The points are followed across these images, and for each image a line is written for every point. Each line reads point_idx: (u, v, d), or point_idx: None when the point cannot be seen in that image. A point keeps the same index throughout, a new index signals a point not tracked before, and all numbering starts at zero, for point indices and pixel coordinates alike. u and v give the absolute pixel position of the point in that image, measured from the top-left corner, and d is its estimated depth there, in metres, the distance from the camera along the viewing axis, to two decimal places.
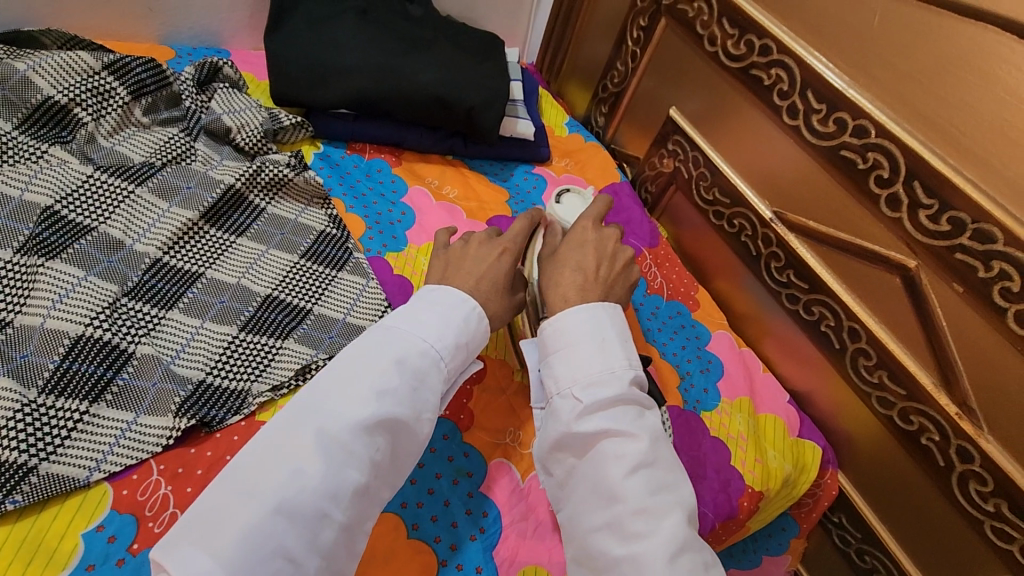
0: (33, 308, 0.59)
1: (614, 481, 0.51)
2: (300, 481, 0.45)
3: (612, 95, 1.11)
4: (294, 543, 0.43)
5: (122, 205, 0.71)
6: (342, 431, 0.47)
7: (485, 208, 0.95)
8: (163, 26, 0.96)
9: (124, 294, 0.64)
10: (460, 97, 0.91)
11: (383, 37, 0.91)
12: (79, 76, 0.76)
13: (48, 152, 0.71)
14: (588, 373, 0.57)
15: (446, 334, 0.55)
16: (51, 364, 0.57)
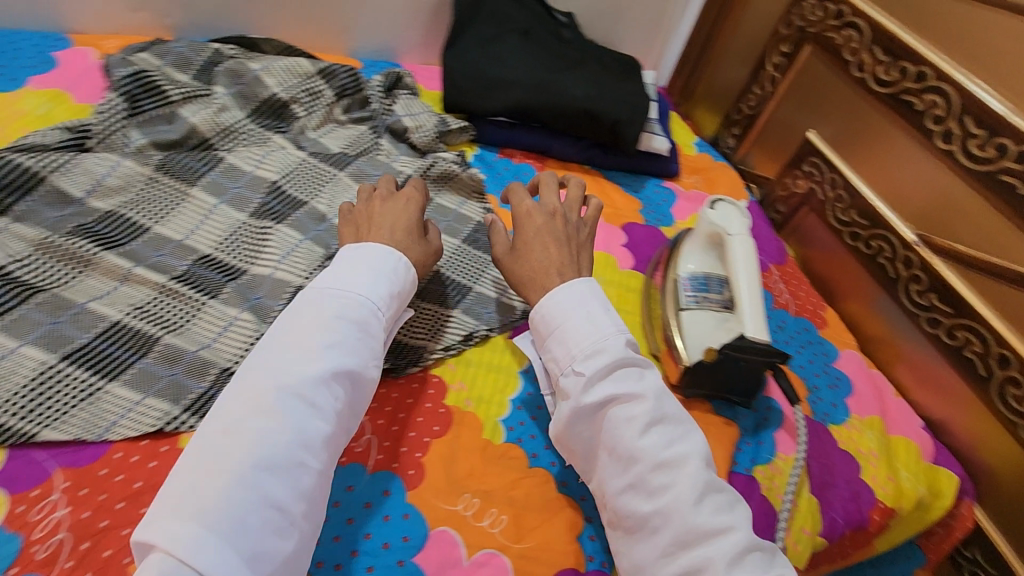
0: (265, 261, 0.73)
1: (630, 443, 0.57)
2: (271, 440, 0.48)
3: (746, 118, 1.15)
4: (284, 490, 0.47)
5: (329, 184, 0.83)
6: (300, 387, 0.51)
7: (620, 214, 1.02)
8: (352, 41, 1.09)
9: (330, 257, 0.76)
10: (607, 111, 0.99)
11: (542, 55, 1.01)
12: (299, 78, 0.90)
13: (273, 138, 0.86)
14: (582, 347, 0.62)
15: (379, 285, 0.60)
16: (278, 306, 0.69)
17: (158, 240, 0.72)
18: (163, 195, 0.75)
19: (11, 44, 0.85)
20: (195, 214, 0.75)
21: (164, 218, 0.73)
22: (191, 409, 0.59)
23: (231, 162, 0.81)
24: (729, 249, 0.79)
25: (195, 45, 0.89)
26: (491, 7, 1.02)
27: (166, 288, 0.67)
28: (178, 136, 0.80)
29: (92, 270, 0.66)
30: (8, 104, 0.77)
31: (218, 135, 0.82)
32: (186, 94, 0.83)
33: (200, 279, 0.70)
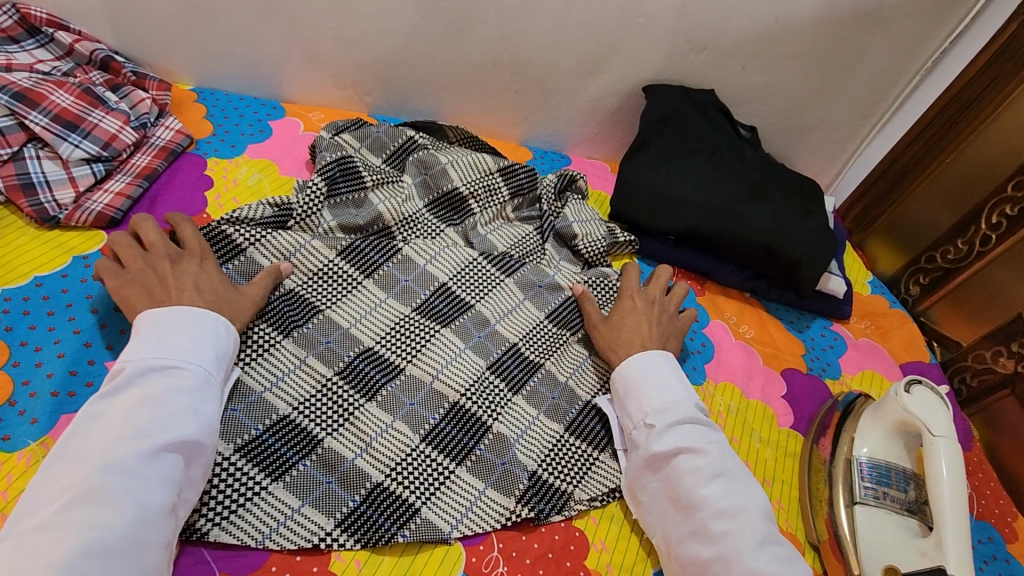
0: (424, 366, 0.72)
1: (693, 490, 0.62)
2: (101, 524, 0.47)
3: (940, 270, 1.05)
4: (117, 574, 0.46)
5: (495, 289, 0.82)
6: (124, 463, 0.50)
7: (781, 356, 0.93)
8: (527, 131, 1.11)
9: (488, 369, 0.75)
10: (787, 250, 0.92)
11: (724, 179, 0.97)
12: (481, 174, 0.91)
13: (445, 232, 0.86)
14: (657, 404, 0.69)
15: (204, 349, 0.59)
16: (431, 420, 0.68)
17: (329, 325, 0.72)
18: (340, 279, 0.76)
19: (235, 110, 0.93)
20: (366, 303, 0.75)
21: (337, 303, 0.74)
22: (341, 525, 0.59)
23: (406, 253, 0.81)
24: (928, 452, 0.69)
25: (392, 129, 0.93)
26: (682, 123, 1.00)
27: (331, 384, 0.67)
28: (364, 222, 0.82)
29: (274, 354, 0.68)
30: (225, 172, 0.84)
31: (399, 224, 0.84)
32: (378, 179, 0.86)
33: (362, 377, 0.69)
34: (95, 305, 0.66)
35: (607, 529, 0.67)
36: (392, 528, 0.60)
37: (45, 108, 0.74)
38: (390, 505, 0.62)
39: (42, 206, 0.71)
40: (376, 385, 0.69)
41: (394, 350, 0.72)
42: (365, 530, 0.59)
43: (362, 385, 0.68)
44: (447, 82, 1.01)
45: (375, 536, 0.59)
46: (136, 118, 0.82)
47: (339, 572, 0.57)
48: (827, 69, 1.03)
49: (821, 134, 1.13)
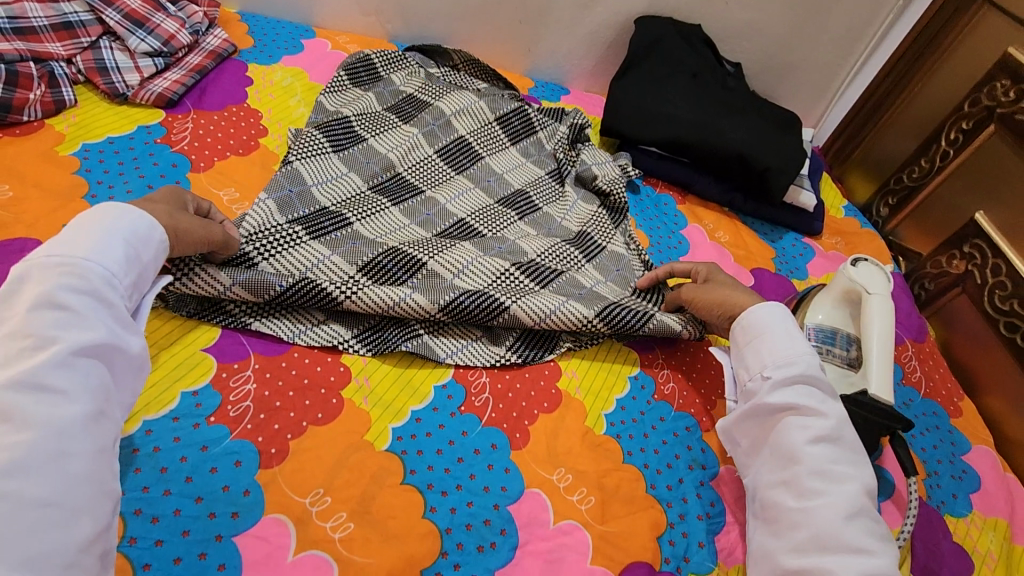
0: (446, 265, 0.77)
1: (798, 446, 0.64)
2: (11, 442, 0.43)
3: (906, 189, 1.13)
4: (42, 484, 0.43)
5: (510, 228, 0.88)
6: (30, 375, 0.45)
7: (752, 259, 1.04)
8: (531, 63, 1.22)
9: (511, 267, 0.80)
10: (759, 159, 1.02)
11: (705, 99, 1.07)
12: (480, 124, 0.99)
13: (456, 178, 0.92)
14: (778, 357, 0.69)
15: (110, 252, 0.54)
16: (450, 296, 0.72)
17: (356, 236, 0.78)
18: (370, 203, 0.83)
19: (273, 30, 1.07)
20: (393, 223, 0.82)
21: (365, 219, 0.81)
22: (357, 336, 0.70)
23: (428, 194, 0.88)
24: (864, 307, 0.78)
25: (405, 75, 1.01)
26: (667, 49, 1.10)
27: (354, 278, 0.71)
28: (376, 168, 0.88)
29: (300, 249, 0.73)
30: (264, 74, 0.97)
31: (408, 167, 0.90)
32: (372, 131, 0.92)
33: (383, 270, 0.74)
34: (157, 160, 0.79)
35: (579, 363, 0.78)
36: (397, 341, 0.70)
37: (118, 7, 0.89)
38: (400, 328, 0.72)
39: (114, 84, 0.85)
40: (398, 279, 0.74)
41: (418, 249, 0.78)
42: (376, 341, 0.70)
43: (384, 278, 0.74)
44: (460, 13, 1.14)
45: (382, 345, 0.70)
46: (191, 26, 0.95)
47: (349, 364, 0.68)
48: (806, 4, 1.13)
49: (804, 72, 1.23)
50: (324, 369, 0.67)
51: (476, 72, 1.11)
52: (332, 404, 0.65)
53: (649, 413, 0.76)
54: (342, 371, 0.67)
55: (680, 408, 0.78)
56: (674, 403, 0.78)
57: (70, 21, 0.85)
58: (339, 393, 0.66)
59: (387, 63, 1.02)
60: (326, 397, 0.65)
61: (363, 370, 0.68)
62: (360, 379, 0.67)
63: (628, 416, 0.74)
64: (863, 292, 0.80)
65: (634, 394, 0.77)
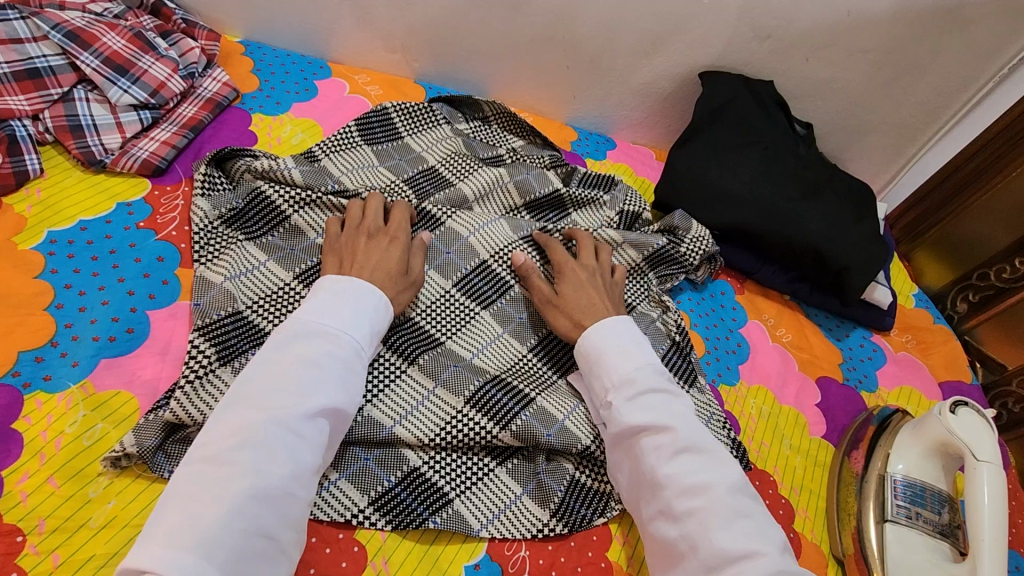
0: (464, 344, 0.74)
1: (654, 468, 0.59)
2: (267, 470, 0.48)
3: (993, 289, 1.02)
4: (272, 521, 0.48)
5: (535, 274, 0.83)
6: (290, 419, 0.51)
7: (817, 364, 0.91)
8: (575, 111, 1.08)
9: (530, 351, 0.77)
10: (837, 255, 0.88)
11: (777, 176, 0.93)
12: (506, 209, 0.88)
13: (468, 241, 0.82)
14: (616, 376, 0.66)
15: (361, 325, 0.60)
16: (475, 383, 0.69)
17: None
18: None
19: (282, 67, 0.92)
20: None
21: None
22: (375, 504, 0.59)
23: (450, 226, 0.82)
24: (968, 476, 0.67)
25: (432, 139, 0.90)
26: (737, 114, 0.95)
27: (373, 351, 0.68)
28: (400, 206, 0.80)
29: None
30: (270, 128, 0.83)
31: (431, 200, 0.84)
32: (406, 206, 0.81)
33: (401, 345, 0.70)
34: (139, 254, 0.66)
35: (630, 523, 0.67)
36: (424, 513, 0.59)
37: (97, 49, 0.74)
38: (424, 491, 0.61)
39: (89, 148, 0.71)
40: (418, 351, 0.71)
41: (434, 323, 0.75)
42: (397, 512, 0.59)
43: (405, 351, 0.70)
44: (498, 53, 0.98)
45: (407, 518, 0.59)
46: (184, 67, 0.81)
47: (365, 541, 0.57)
48: (897, 67, 0.98)
49: (881, 136, 1.08)
50: (335, 550, 0.56)
51: (510, 126, 0.98)
52: None
53: None
54: (355, 553, 0.57)
55: None
56: None
57: (36, 68, 0.71)
58: None
59: (412, 125, 0.90)
60: None
61: (381, 550, 0.57)
62: (377, 563, 0.57)
63: None
64: (974, 458, 0.67)
65: None
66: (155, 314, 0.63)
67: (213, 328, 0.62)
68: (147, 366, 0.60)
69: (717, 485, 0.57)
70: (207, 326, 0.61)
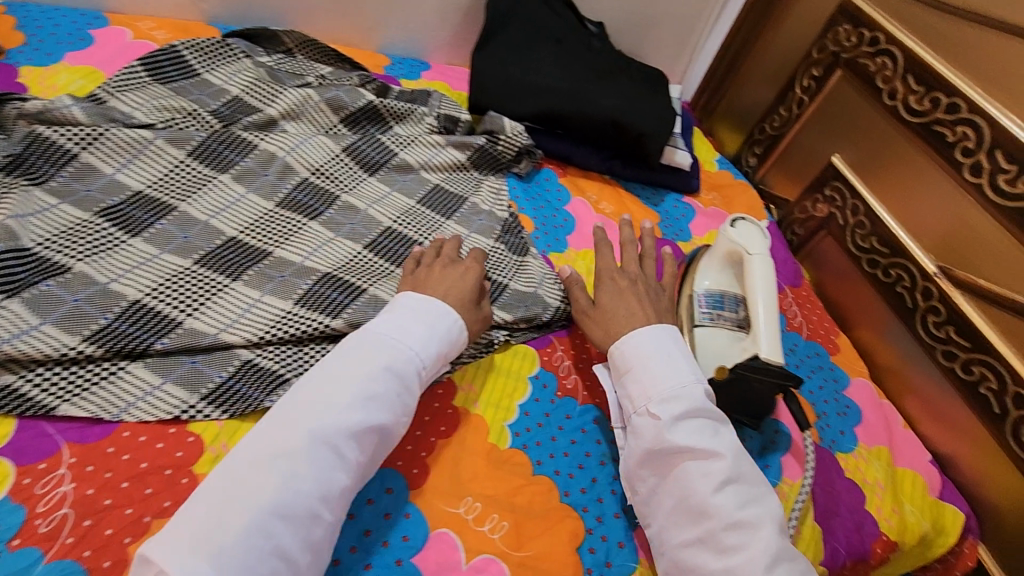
0: (293, 250, 0.75)
1: (704, 498, 0.58)
2: (295, 485, 0.50)
3: (769, 138, 1.15)
4: (292, 539, 0.49)
5: (359, 184, 0.86)
6: (334, 436, 0.53)
7: (637, 226, 1.01)
8: (383, 37, 1.10)
9: (365, 248, 0.79)
10: (633, 124, 0.99)
11: (572, 65, 1.02)
12: (322, 128, 0.89)
13: (285, 159, 0.82)
14: (661, 390, 0.64)
15: (429, 344, 0.62)
16: (304, 285, 0.70)
17: (185, 220, 0.72)
18: (192, 176, 0.76)
19: (50, 20, 0.87)
20: (224, 197, 0.76)
21: (192, 198, 0.75)
22: (208, 399, 0.59)
23: (263, 148, 0.82)
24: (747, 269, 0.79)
25: (231, 71, 0.89)
26: (527, 15, 1.03)
27: (190, 271, 0.67)
28: (205, 138, 0.79)
29: (120, 251, 0.67)
30: (42, 79, 0.79)
31: (241, 127, 0.83)
32: (213, 134, 0.80)
33: (223, 262, 0.70)
34: None
35: (474, 375, 0.72)
36: (261, 397, 0.61)
37: None
38: (259, 378, 0.62)
39: None
40: (241, 267, 0.70)
41: (259, 237, 0.74)
42: (233, 402, 0.60)
43: (226, 268, 0.69)
44: None
45: (242, 406, 0.60)
46: None
47: (200, 431, 0.58)
48: None
49: (665, 27, 1.21)
50: (166, 444, 0.57)
51: (316, 55, 0.99)
52: (181, 485, 0.55)
53: (554, 413, 0.72)
54: (191, 442, 0.57)
55: (586, 401, 0.74)
56: (579, 396, 0.75)
57: None
58: (190, 471, 0.55)
59: (206, 61, 0.88)
60: (172, 479, 0.55)
61: (218, 435, 0.58)
62: (217, 447, 0.58)
63: (533, 422, 0.70)
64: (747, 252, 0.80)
65: (536, 395, 0.73)
66: None
67: None
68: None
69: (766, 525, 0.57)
70: None
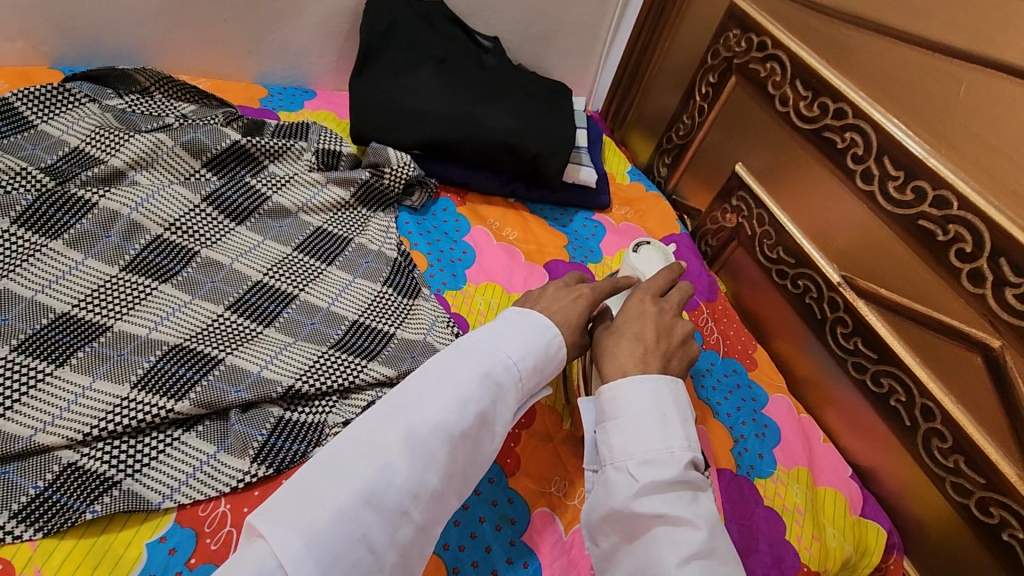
0: (138, 320, 0.66)
1: (664, 572, 0.51)
2: (390, 477, 0.48)
3: (677, 147, 1.12)
4: (378, 534, 0.47)
5: (225, 236, 0.78)
6: (428, 433, 0.50)
7: (544, 251, 0.96)
8: (260, 67, 1.03)
9: (228, 309, 0.71)
10: (527, 145, 0.93)
11: (459, 87, 0.96)
12: (181, 176, 0.81)
13: (131, 216, 0.74)
14: (645, 448, 0.56)
15: (527, 357, 0.58)
16: (146, 363, 0.62)
17: (5, 299, 0.63)
18: (16, 247, 0.67)
19: None
20: (56, 267, 0.68)
21: (15, 272, 0.66)
22: (17, 516, 0.51)
23: (104, 206, 0.73)
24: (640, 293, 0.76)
25: (72, 119, 0.80)
26: (407, 36, 0.97)
27: (5, 361, 0.59)
28: (32, 201, 0.70)
29: None
30: None
31: (80, 184, 0.74)
32: (43, 195, 0.71)
33: (49, 344, 0.61)
34: None
35: None
36: (81, 507, 0.53)
37: None
38: (82, 483, 0.54)
39: None
40: (69, 350, 0.62)
41: (97, 310, 0.66)
42: (49, 517, 0.52)
43: (51, 352, 0.61)
44: (140, 20, 0.91)
45: (60, 519, 0.52)
46: None
47: (10, 556, 0.50)
48: None
49: (565, 37, 1.16)
50: None
51: (177, 93, 0.91)
52: None
53: None
54: None
55: None
56: None
57: None
58: None
59: (44, 110, 0.79)
60: None
61: (31, 560, 0.51)
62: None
63: None
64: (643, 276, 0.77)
65: None
66: None
67: None
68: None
69: None
70: None
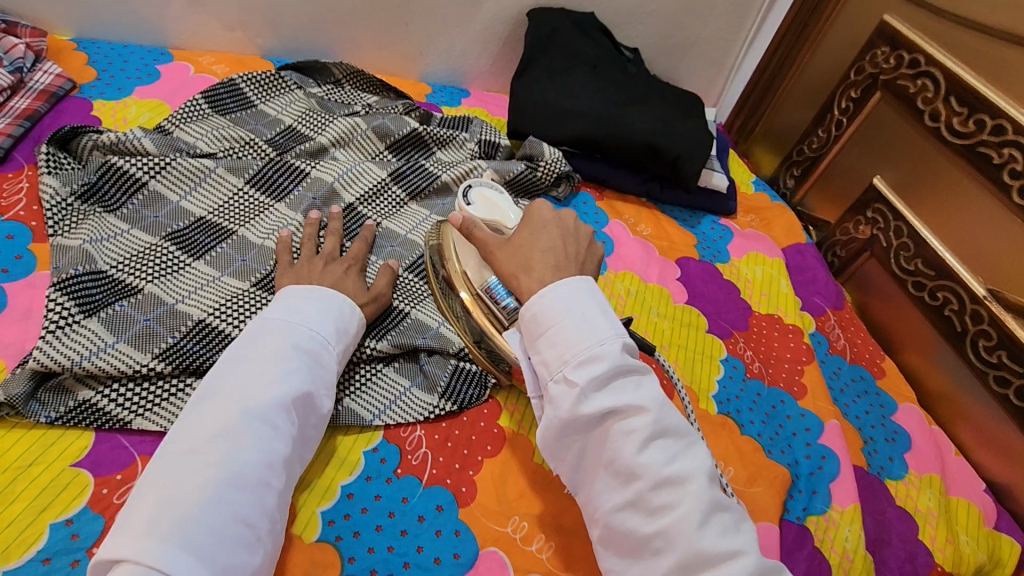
0: None
1: (629, 459, 0.50)
2: (240, 458, 0.49)
3: (808, 160, 1.16)
4: (250, 509, 0.48)
5: (400, 212, 0.89)
6: (262, 410, 0.52)
7: (676, 248, 1.02)
8: (425, 66, 1.15)
9: (406, 269, 0.80)
10: (670, 147, 1.00)
11: (608, 91, 1.04)
12: (370, 155, 0.93)
13: (333, 186, 0.86)
14: (576, 349, 0.53)
15: (324, 321, 0.61)
16: None
17: (243, 244, 0.76)
18: (250, 204, 0.80)
19: (120, 56, 0.94)
20: (280, 221, 0.80)
21: (248, 223, 0.78)
22: None
23: (314, 176, 0.85)
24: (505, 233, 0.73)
25: (285, 102, 0.94)
26: (565, 43, 1.06)
27: (249, 293, 0.70)
28: (261, 166, 0.83)
29: (184, 273, 0.70)
30: (114, 112, 0.85)
31: (293, 156, 0.87)
32: (269, 162, 0.84)
33: None
34: None
35: (518, 395, 0.73)
36: None
37: None
38: None
39: None
40: None
41: None
42: None
43: None
44: (337, 20, 1.04)
45: None
46: (11, 63, 0.83)
47: None
48: None
49: (700, 50, 1.22)
50: None
51: (364, 85, 1.04)
52: None
53: None
54: None
55: None
56: None
57: None
58: None
59: (263, 93, 0.93)
60: None
61: None
62: None
63: None
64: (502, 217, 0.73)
65: None
66: (12, 286, 0.65)
67: (71, 287, 0.63)
68: (10, 332, 0.61)
69: (698, 473, 0.49)
70: (65, 285, 0.63)
